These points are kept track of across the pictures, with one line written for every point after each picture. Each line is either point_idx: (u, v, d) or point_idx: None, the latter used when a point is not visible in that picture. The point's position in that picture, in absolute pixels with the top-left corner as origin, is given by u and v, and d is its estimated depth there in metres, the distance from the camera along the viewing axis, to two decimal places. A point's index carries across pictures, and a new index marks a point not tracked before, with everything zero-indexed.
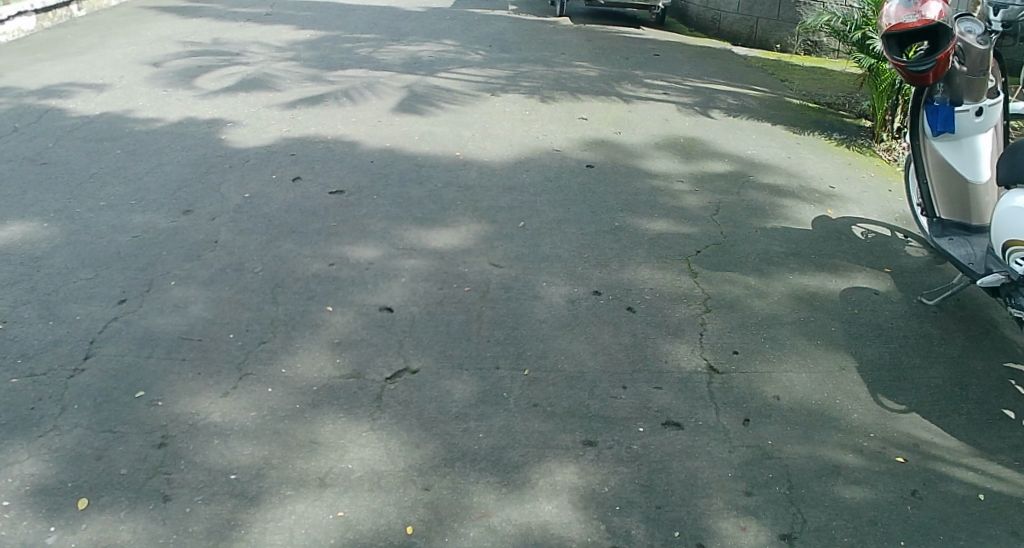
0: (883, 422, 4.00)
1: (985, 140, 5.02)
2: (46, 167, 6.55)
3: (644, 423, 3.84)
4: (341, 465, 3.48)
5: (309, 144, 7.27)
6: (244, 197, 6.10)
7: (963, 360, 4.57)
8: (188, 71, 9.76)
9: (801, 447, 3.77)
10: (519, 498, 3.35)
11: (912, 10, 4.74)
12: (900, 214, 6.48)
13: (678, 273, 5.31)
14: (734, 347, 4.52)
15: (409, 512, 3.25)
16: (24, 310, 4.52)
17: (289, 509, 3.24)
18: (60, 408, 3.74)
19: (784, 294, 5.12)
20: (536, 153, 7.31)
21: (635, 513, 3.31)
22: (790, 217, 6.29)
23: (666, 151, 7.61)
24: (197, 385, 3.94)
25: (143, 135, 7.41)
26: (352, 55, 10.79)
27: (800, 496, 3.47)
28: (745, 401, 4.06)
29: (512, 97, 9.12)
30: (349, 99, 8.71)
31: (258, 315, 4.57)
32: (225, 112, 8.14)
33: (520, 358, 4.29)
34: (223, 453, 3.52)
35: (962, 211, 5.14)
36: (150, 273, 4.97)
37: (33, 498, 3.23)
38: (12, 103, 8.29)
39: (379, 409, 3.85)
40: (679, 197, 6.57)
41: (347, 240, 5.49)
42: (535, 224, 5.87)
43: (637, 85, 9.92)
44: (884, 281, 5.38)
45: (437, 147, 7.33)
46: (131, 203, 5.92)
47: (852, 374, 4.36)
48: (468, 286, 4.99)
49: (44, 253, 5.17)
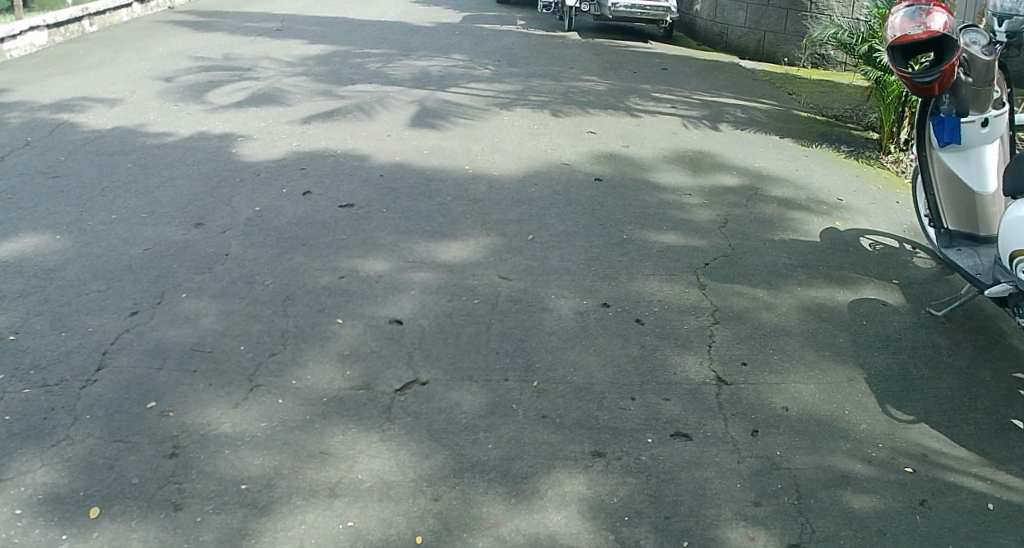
0: (891, 432, 4.01)
1: (991, 151, 5.03)
2: (59, 181, 6.61)
3: (653, 434, 3.86)
4: (351, 475, 3.50)
5: (320, 158, 7.34)
6: (255, 211, 6.15)
7: (972, 371, 4.56)
8: (199, 86, 9.84)
9: (810, 458, 3.77)
10: (528, 509, 3.35)
11: (917, 22, 4.82)
12: (909, 226, 6.47)
13: (686, 286, 5.32)
14: (742, 359, 4.53)
15: (418, 522, 3.25)
16: (37, 321, 4.56)
17: (299, 519, 3.25)
18: (73, 418, 3.77)
19: (793, 306, 5.13)
20: (545, 167, 7.35)
21: (644, 524, 3.31)
22: (798, 229, 6.31)
23: (675, 164, 7.64)
24: (208, 396, 3.97)
25: (155, 149, 7.48)
26: (362, 70, 10.89)
27: (809, 506, 3.47)
28: (753, 412, 4.06)
29: (522, 111, 9.18)
30: (359, 113, 8.78)
31: (269, 327, 4.60)
32: (235, 126, 8.22)
33: (529, 370, 4.31)
34: (234, 463, 3.54)
35: (970, 222, 5.14)
36: (161, 286, 5.01)
37: (46, 506, 3.25)
38: (25, 117, 8.38)
39: (389, 420, 3.87)
40: (688, 209, 6.59)
41: (357, 254, 5.53)
42: (543, 237, 5.90)
43: (646, 100, 9.96)
44: (892, 292, 5.39)
45: (446, 161, 7.38)
46: (142, 217, 5.97)
47: (861, 384, 4.37)
48: (478, 298, 5.02)
49: (57, 266, 5.22)
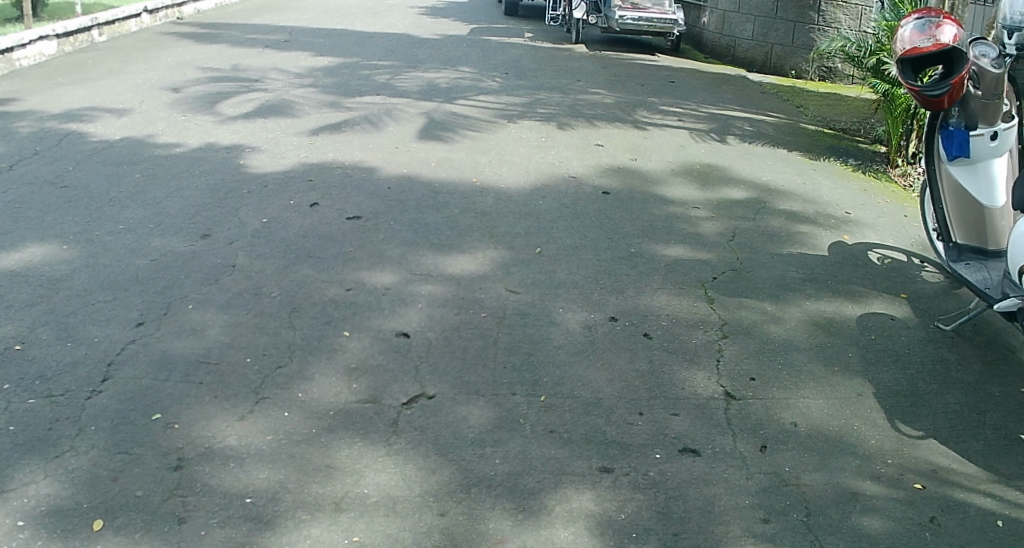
0: (900, 448, 3.97)
1: (999, 164, 5.03)
2: (66, 191, 6.62)
3: (661, 449, 3.83)
4: (357, 490, 3.47)
5: (327, 170, 7.34)
6: (263, 222, 6.15)
7: (981, 385, 4.53)
8: (208, 97, 9.87)
9: (819, 475, 3.73)
10: (535, 525, 3.31)
11: (926, 35, 4.84)
12: (917, 240, 6.46)
13: (695, 300, 5.30)
14: (750, 374, 4.50)
15: (424, 538, 3.22)
16: (42, 332, 4.56)
17: (304, 533, 3.22)
18: (78, 429, 3.76)
19: (801, 320, 5.11)
20: (553, 179, 7.35)
21: (652, 540, 3.27)
22: (806, 244, 6.28)
23: (683, 177, 7.63)
24: (214, 409, 3.96)
25: (163, 160, 7.49)
26: (370, 82, 10.92)
27: (818, 523, 3.43)
28: (761, 428, 4.04)
29: (529, 123, 9.19)
30: (369, 125, 8.80)
31: (275, 340, 4.59)
32: (244, 137, 8.24)
33: (536, 384, 4.28)
34: (239, 477, 3.52)
35: (979, 236, 5.11)
36: (168, 297, 5.01)
37: (49, 519, 3.23)
38: (34, 127, 8.42)
39: (395, 434, 3.85)
40: (696, 222, 6.58)
41: (364, 266, 5.52)
42: (551, 250, 5.89)
43: (653, 112, 9.96)
44: (901, 306, 5.37)
45: (454, 173, 7.38)
46: (150, 227, 5.97)
47: (870, 399, 4.34)
48: (485, 311, 5.01)
49: (63, 275, 5.22)
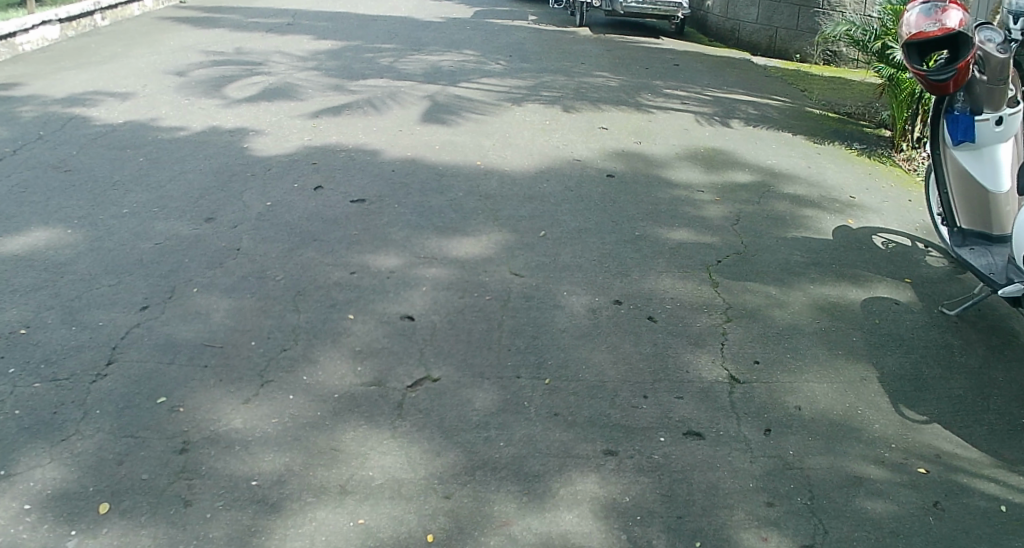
0: (905, 433, 3.97)
1: (1004, 150, 4.96)
2: (70, 175, 6.61)
3: (666, 432, 3.83)
4: (362, 472, 3.48)
5: (331, 153, 7.32)
6: (267, 205, 6.14)
7: (985, 371, 4.52)
8: (212, 80, 9.83)
9: (823, 458, 3.74)
10: (541, 507, 3.32)
11: (932, 19, 4.78)
12: (922, 224, 6.43)
13: (699, 283, 5.29)
14: (755, 357, 4.49)
15: (430, 520, 3.23)
16: (47, 315, 4.56)
17: (309, 516, 3.22)
18: (83, 412, 3.77)
19: (805, 304, 5.10)
20: (558, 163, 7.33)
21: (656, 523, 3.28)
22: (811, 227, 6.26)
23: (688, 161, 7.60)
24: (219, 392, 3.96)
25: (167, 144, 7.47)
26: (373, 65, 10.87)
27: (821, 507, 3.43)
28: (766, 411, 4.04)
29: (533, 106, 9.15)
30: (372, 108, 8.77)
31: (280, 323, 4.59)
32: (248, 120, 8.22)
33: (540, 367, 4.28)
34: (246, 460, 3.53)
35: (983, 221, 5.09)
36: (173, 280, 5.01)
37: (55, 502, 3.24)
38: (37, 111, 8.39)
39: (400, 417, 3.86)
40: (701, 206, 6.56)
41: (368, 250, 5.51)
42: (555, 233, 5.88)
43: (657, 96, 9.92)
44: (905, 290, 5.35)
45: (458, 157, 7.35)
46: (154, 211, 5.97)
47: (874, 384, 4.33)
48: (490, 294, 5.00)
49: (68, 259, 5.22)
